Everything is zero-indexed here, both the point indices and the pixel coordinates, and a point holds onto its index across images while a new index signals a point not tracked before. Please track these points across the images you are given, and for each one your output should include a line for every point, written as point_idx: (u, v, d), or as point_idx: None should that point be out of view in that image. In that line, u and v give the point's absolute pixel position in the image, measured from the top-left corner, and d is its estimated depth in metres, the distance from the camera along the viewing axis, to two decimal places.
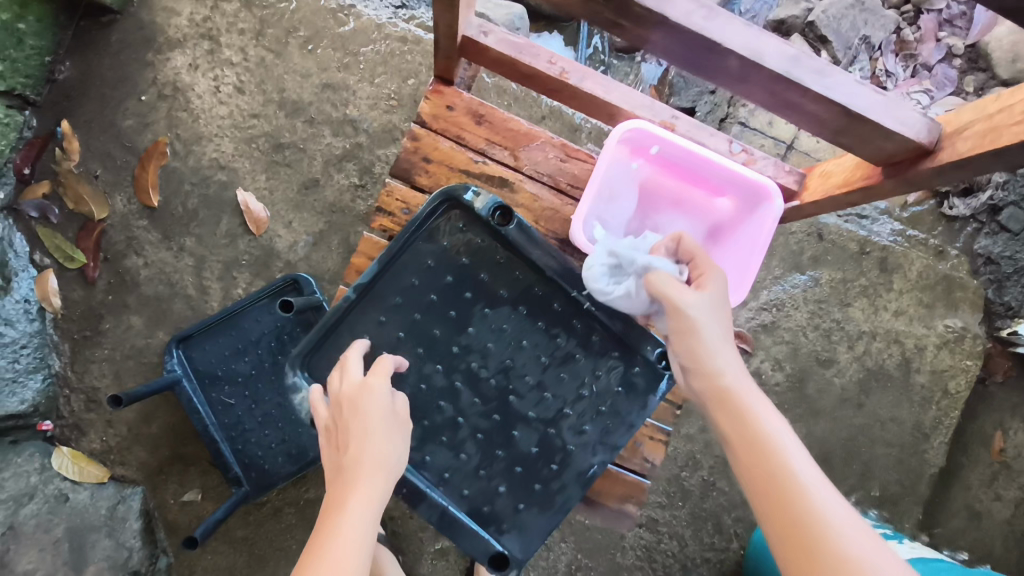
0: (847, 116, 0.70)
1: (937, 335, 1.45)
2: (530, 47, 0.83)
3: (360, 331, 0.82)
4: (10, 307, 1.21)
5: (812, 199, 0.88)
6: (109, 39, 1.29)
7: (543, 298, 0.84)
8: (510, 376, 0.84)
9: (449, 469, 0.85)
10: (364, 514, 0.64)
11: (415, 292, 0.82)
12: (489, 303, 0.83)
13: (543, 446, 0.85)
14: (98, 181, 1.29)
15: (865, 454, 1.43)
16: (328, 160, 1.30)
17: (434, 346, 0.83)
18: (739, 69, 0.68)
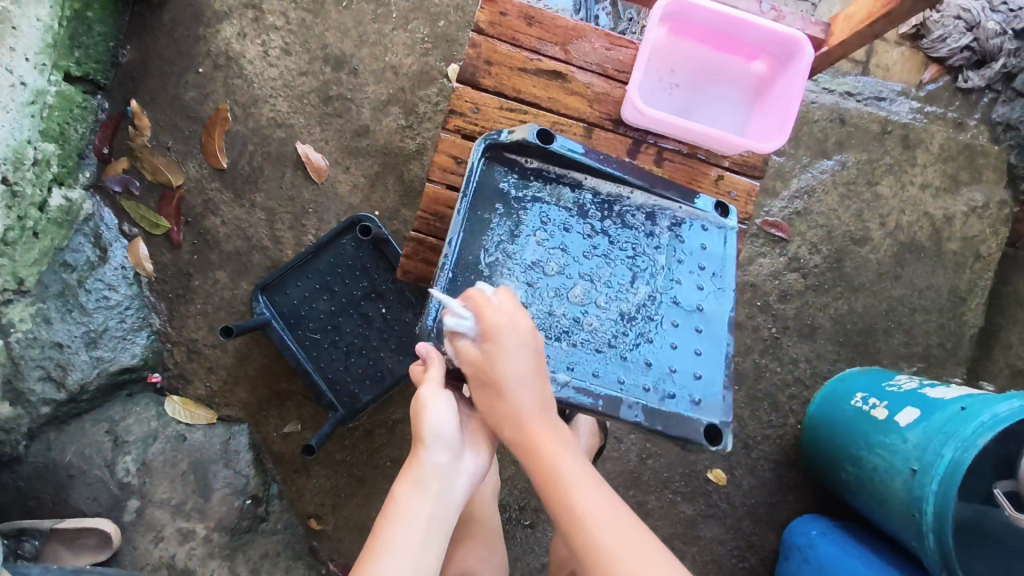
0: None
1: (963, 203, 1.52)
2: None
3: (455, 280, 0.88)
4: (110, 273, 1.35)
5: (838, 42, 0.99)
6: (163, 19, 1.41)
7: (612, 197, 0.96)
8: (612, 271, 0.93)
9: (623, 373, 0.89)
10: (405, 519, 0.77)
11: (493, 231, 0.91)
12: (563, 217, 0.94)
13: (681, 314, 0.93)
14: (170, 152, 1.41)
15: (906, 323, 1.52)
16: (375, 106, 1.42)
17: (526, 263, 0.91)
18: None
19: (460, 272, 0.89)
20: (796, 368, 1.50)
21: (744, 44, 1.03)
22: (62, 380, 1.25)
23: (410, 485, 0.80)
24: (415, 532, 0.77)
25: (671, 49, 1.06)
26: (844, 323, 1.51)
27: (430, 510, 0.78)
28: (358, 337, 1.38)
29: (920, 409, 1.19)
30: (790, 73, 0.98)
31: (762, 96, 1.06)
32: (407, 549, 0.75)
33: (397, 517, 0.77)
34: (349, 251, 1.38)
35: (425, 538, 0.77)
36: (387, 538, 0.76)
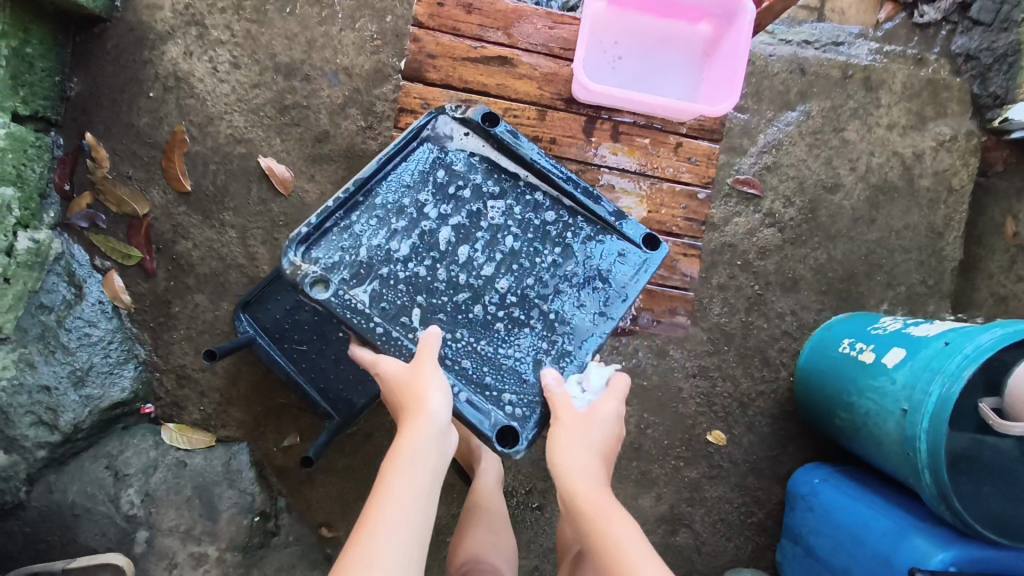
0: None
1: (931, 138, 1.52)
2: None
3: (365, 217, 0.99)
4: (88, 310, 1.34)
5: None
6: (106, 47, 1.38)
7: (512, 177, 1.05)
8: (494, 258, 1.01)
9: (453, 344, 0.97)
10: (416, 463, 0.79)
11: (402, 185, 1.01)
12: (470, 195, 1.03)
13: (547, 321, 1.01)
14: (132, 181, 1.39)
15: (886, 265, 1.53)
16: (333, 110, 1.41)
17: (420, 223, 1.00)
18: None
19: (364, 211, 0.99)
20: (783, 322, 1.51)
21: (688, 7, 1.07)
22: (54, 423, 1.25)
23: (418, 417, 0.83)
24: (424, 462, 0.79)
25: (612, 20, 1.09)
26: (825, 273, 1.52)
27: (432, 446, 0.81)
28: (345, 344, 1.38)
29: (906, 349, 1.21)
30: (737, 29, 1.02)
31: (713, 55, 1.10)
32: (414, 480, 0.77)
33: (405, 456, 0.79)
34: None
35: (430, 469, 0.79)
36: (399, 475, 0.77)
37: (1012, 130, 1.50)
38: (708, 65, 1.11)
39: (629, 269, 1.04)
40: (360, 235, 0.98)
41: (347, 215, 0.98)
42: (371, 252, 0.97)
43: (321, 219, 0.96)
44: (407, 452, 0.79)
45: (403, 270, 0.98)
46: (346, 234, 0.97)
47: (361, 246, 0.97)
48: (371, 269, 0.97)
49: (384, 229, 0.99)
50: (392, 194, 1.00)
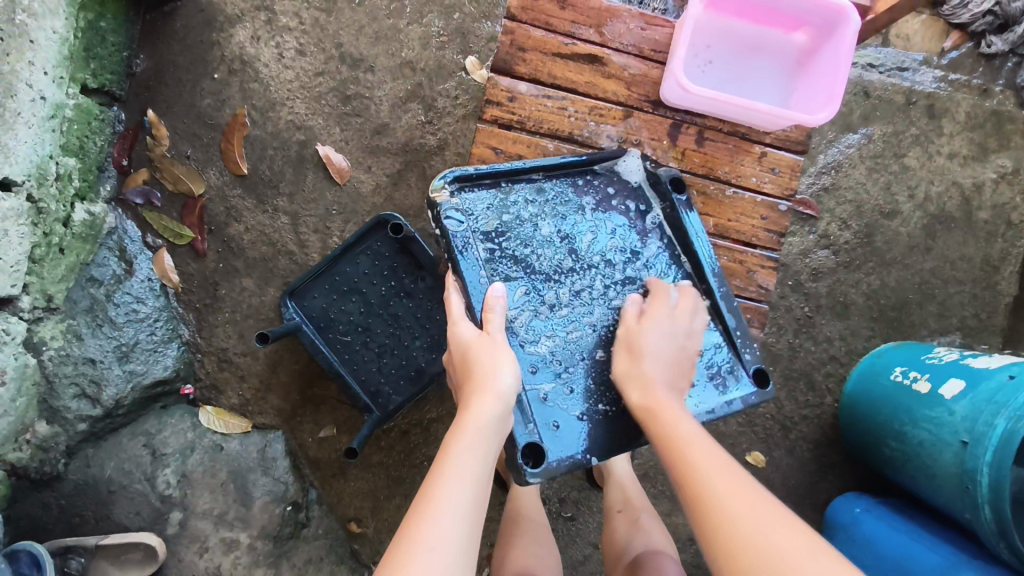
0: None
1: (992, 171, 1.50)
2: None
3: (522, 192, 1.02)
4: (137, 286, 1.34)
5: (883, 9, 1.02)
6: (175, 26, 1.39)
7: (653, 218, 1.06)
8: (609, 292, 1.01)
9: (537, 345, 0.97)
10: (477, 442, 0.78)
11: (560, 190, 1.04)
12: (613, 223, 1.05)
13: None
14: (190, 161, 1.39)
15: (939, 295, 1.50)
16: (394, 103, 1.40)
17: (562, 225, 1.02)
18: None
19: (524, 192, 1.02)
20: (831, 346, 1.49)
21: (786, 17, 1.08)
22: (96, 397, 1.25)
23: (484, 398, 0.82)
24: (486, 447, 0.78)
25: (708, 24, 1.11)
26: (877, 299, 1.50)
27: (491, 422, 0.80)
28: (390, 338, 1.36)
29: (965, 380, 1.18)
30: (837, 40, 1.03)
31: (805, 67, 1.11)
32: (472, 455, 0.76)
33: (466, 428, 0.79)
34: (377, 250, 1.36)
35: (489, 448, 0.78)
36: (458, 449, 0.76)
37: None
38: (802, 75, 1.12)
39: (719, 383, 1.00)
40: (515, 207, 1.01)
41: (495, 187, 1.02)
42: (512, 225, 1.00)
43: (487, 171, 1.00)
44: (471, 433, 0.78)
45: (525, 256, 1.00)
46: (504, 204, 1.01)
47: (501, 220, 1.00)
48: (501, 249, 0.99)
49: (534, 213, 1.02)
50: (538, 197, 1.03)
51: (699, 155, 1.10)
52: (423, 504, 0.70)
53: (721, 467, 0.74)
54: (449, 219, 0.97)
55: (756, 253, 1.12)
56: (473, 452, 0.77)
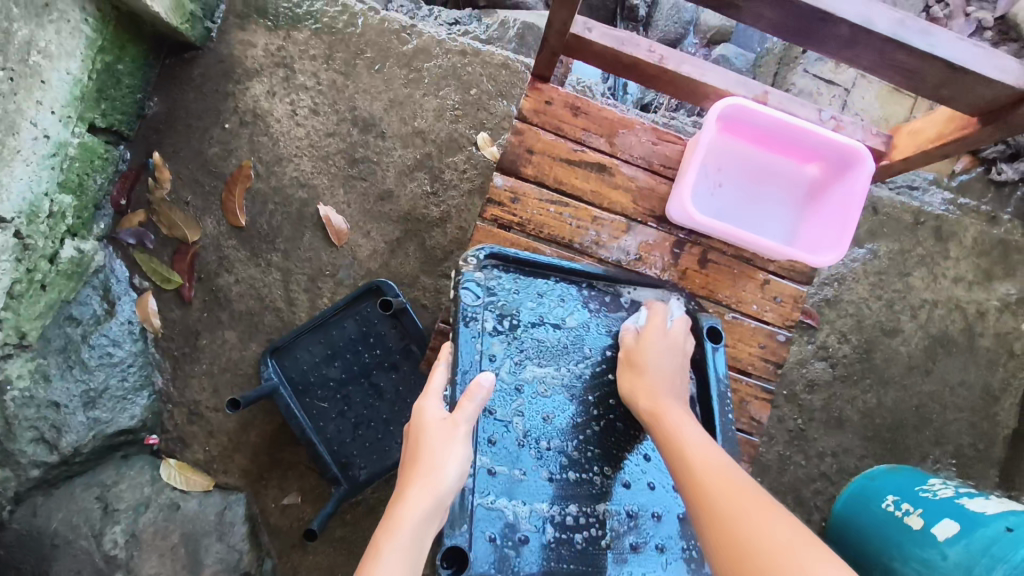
0: (950, 69, 0.77)
1: (997, 298, 1.49)
2: (631, 39, 0.96)
3: (551, 289, 0.97)
4: (115, 328, 1.30)
5: (901, 157, 1.00)
6: (193, 74, 1.39)
7: (678, 354, 1.00)
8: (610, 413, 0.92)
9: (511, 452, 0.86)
10: (401, 544, 0.72)
11: (592, 302, 0.99)
12: None
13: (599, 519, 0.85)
14: (189, 207, 1.37)
15: (937, 420, 1.47)
16: (401, 171, 1.40)
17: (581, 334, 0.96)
18: (848, 35, 0.77)
19: (553, 289, 0.97)
20: (822, 463, 1.44)
21: (801, 149, 1.07)
22: (55, 443, 1.19)
23: (421, 485, 0.76)
24: (414, 545, 0.73)
25: (724, 149, 1.11)
26: (873, 418, 1.46)
27: (424, 519, 0.74)
28: (368, 409, 1.31)
29: (959, 523, 1.12)
30: (850, 180, 1.02)
31: (816, 199, 1.11)
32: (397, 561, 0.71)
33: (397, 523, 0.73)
34: (370, 314, 1.33)
35: (416, 551, 0.73)
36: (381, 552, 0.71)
37: None
38: (813, 207, 1.11)
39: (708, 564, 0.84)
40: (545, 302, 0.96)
41: (523, 275, 0.96)
42: (534, 317, 0.95)
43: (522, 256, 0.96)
44: (402, 532, 0.73)
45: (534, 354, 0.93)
46: (532, 297, 0.96)
47: (521, 308, 0.94)
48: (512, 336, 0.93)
49: (559, 311, 0.96)
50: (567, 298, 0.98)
51: (700, 276, 1.08)
52: None
53: (725, 475, 0.75)
54: (468, 291, 0.92)
55: (750, 381, 1.08)
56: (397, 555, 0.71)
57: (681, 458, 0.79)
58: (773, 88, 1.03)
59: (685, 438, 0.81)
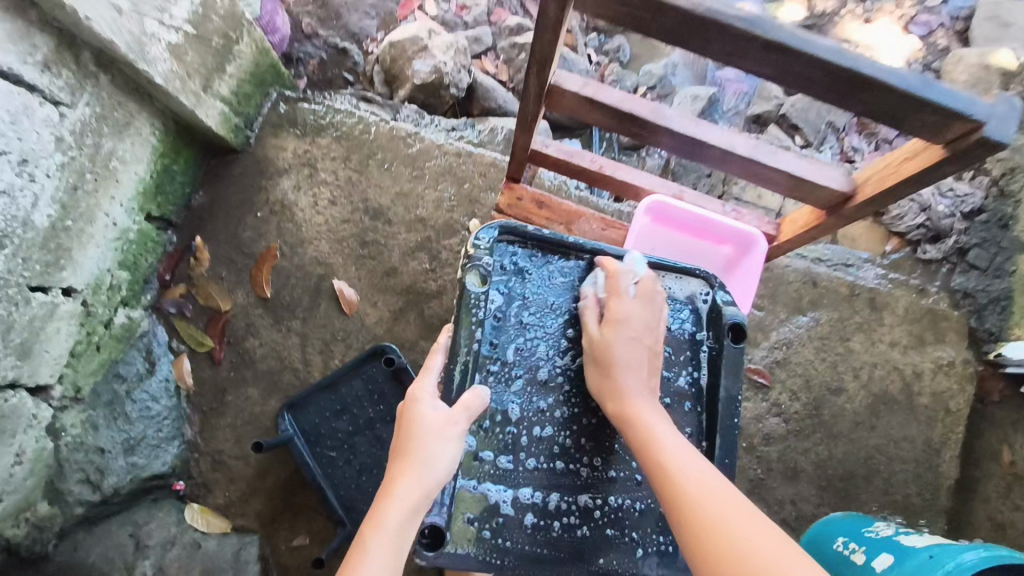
0: (793, 179, 1.11)
1: (930, 361, 1.67)
2: (578, 152, 1.28)
3: (570, 266, 1.11)
4: (155, 385, 1.51)
5: (785, 240, 1.29)
6: (232, 171, 1.65)
7: (694, 341, 1.11)
8: None
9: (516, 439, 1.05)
10: (385, 543, 0.84)
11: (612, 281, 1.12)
12: (660, 334, 1.10)
13: (581, 509, 1.04)
14: (223, 281, 1.61)
15: (884, 471, 1.62)
16: (404, 251, 1.64)
17: None
18: (721, 154, 1.12)
19: (571, 271, 1.11)
20: (781, 510, 1.59)
21: (714, 233, 1.36)
22: (98, 483, 1.38)
23: (409, 481, 0.88)
24: (396, 545, 0.84)
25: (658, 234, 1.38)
26: (825, 469, 1.62)
27: (408, 519, 0.86)
28: (371, 457, 1.49)
29: (893, 555, 1.29)
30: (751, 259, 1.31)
31: (731, 271, 1.38)
32: (381, 558, 0.83)
33: (381, 524, 0.85)
34: (372, 375, 1.53)
35: (398, 551, 0.85)
36: (369, 549, 0.83)
37: (1006, 364, 1.69)
38: (730, 276, 1.38)
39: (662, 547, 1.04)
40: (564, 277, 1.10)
41: (543, 250, 1.10)
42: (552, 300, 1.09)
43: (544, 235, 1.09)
44: (388, 533, 0.84)
45: (549, 332, 1.08)
46: (551, 276, 1.10)
47: (542, 290, 1.09)
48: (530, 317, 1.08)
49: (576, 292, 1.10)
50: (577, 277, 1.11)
51: None
52: None
53: (713, 490, 0.84)
54: (470, 276, 1.03)
55: None
56: (379, 553, 0.83)
57: (665, 478, 0.87)
58: (687, 189, 1.33)
59: (665, 455, 0.89)
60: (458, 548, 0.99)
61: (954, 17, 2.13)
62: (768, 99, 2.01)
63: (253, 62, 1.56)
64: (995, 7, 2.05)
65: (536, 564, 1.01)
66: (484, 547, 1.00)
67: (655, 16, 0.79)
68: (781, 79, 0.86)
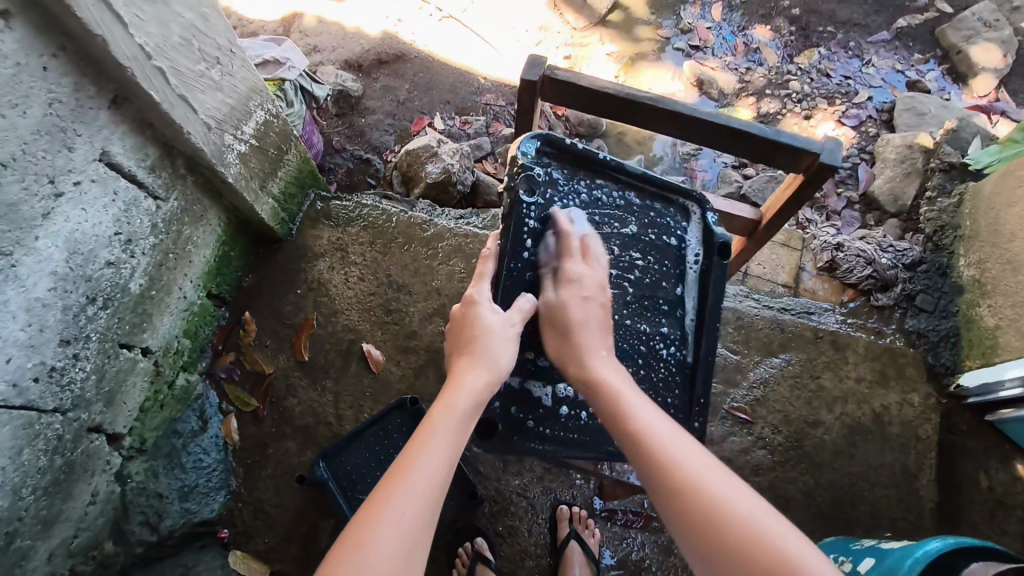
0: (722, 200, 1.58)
1: (895, 393, 1.87)
2: None
3: (595, 183, 1.35)
4: (207, 441, 1.71)
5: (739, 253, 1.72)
6: (277, 256, 1.95)
7: (689, 257, 1.39)
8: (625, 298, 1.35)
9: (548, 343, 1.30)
10: (450, 423, 1.00)
11: (623, 201, 1.37)
12: (663, 247, 1.38)
13: None
14: (267, 349, 1.86)
15: (869, 497, 1.76)
16: (423, 317, 1.91)
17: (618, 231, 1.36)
18: None
19: (594, 189, 1.35)
20: None
21: None
22: (156, 525, 1.57)
23: (478, 371, 1.10)
24: (463, 422, 1.01)
25: None
26: (814, 496, 1.76)
27: (472, 404, 1.05)
28: None
29: (874, 557, 1.42)
30: None
31: None
32: (448, 431, 0.98)
33: (450, 405, 1.03)
34: (396, 425, 1.73)
35: (465, 428, 1.01)
36: (439, 425, 0.99)
37: (968, 396, 1.85)
38: None
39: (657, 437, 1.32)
40: (590, 192, 1.34)
41: (575, 167, 1.34)
42: (586, 210, 1.33)
43: (576, 151, 1.32)
44: (454, 411, 1.02)
45: None
46: (580, 194, 1.33)
47: (576, 202, 1.33)
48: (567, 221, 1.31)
49: (599, 206, 1.35)
50: (604, 188, 1.36)
51: None
52: (401, 466, 0.91)
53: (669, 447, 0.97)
54: (522, 185, 1.27)
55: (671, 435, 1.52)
56: (449, 429, 0.99)
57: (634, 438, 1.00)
58: None
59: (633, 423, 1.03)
60: (505, 433, 1.27)
61: (879, 110, 2.58)
62: (731, 182, 2.35)
63: (297, 169, 1.91)
64: (910, 101, 2.50)
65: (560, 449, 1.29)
66: (524, 434, 1.27)
67: (609, 105, 1.44)
68: (690, 138, 1.47)
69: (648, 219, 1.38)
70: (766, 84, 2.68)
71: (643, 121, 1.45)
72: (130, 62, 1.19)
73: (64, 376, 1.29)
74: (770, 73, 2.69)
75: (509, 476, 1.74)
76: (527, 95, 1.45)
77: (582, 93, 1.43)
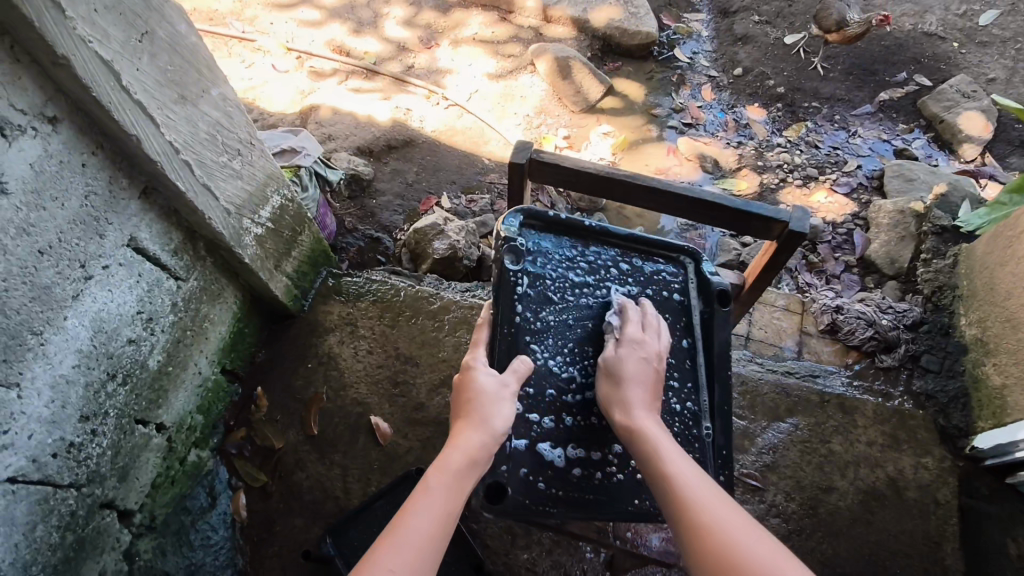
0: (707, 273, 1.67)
1: (908, 457, 1.84)
2: None
3: (584, 250, 1.47)
4: (215, 518, 1.73)
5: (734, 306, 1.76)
6: (289, 332, 2.02)
7: (686, 305, 1.45)
8: None
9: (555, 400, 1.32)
10: (443, 485, 1.02)
11: (613, 262, 1.47)
12: (658, 300, 1.44)
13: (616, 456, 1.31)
14: (278, 423, 1.89)
15: (890, 566, 1.70)
16: (430, 388, 1.94)
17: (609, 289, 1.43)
18: None
19: (580, 254, 1.46)
20: None
21: None
22: None
23: (476, 432, 1.10)
24: (454, 487, 1.03)
25: None
26: (833, 567, 1.69)
27: (465, 468, 1.05)
28: None
29: None
30: None
31: None
32: (440, 493, 1.01)
33: (444, 466, 1.05)
34: (403, 497, 1.71)
35: (454, 494, 1.02)
36: (433, 485, 1.02)
37: (983, 458, 1.81)
38: None
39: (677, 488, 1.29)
40: (577, 259, 1.45)
41: (562, 237, 1.47)
42: (575, 273, 1.43)
43: (558, 221, 1.46)
44: (448, 473, 1.04)
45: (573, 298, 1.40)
46: (567, 259, 1.44)
47: (565, 267, 1.43)
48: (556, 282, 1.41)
49: (588, 269, 1.44)
50: (593, 254, 1.47)
51: None
52: (391, 531, 0.95)
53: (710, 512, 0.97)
54: (507, 254, 1.38)
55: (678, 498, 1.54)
56: (439, 492, 1.01)
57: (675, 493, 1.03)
58: None
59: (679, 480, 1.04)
60: (519, 496, 1.23)
61: (869, 178, 2.68)
62: (729, 249, 2.42)
63: (309, 248, 2.01)
64: (898, 168, 2.60)
65: (580, 507, 1.26)
66: (541, 496, 1.25)
67: (592, 184, 1.54)
68: (671, 212, 1.55)
69: (644, 276, 1.46)
70: (757, 157, 2.81)
71: (623, 197, 1.55)
72: (160, 157, 1.30)
73: (81, 452, 1.33)
74: (760, 147, 2.83)
75: (517, 550, 1.71)
76: (516, 177, 1.55)
77: (565, 173, 1.53)
